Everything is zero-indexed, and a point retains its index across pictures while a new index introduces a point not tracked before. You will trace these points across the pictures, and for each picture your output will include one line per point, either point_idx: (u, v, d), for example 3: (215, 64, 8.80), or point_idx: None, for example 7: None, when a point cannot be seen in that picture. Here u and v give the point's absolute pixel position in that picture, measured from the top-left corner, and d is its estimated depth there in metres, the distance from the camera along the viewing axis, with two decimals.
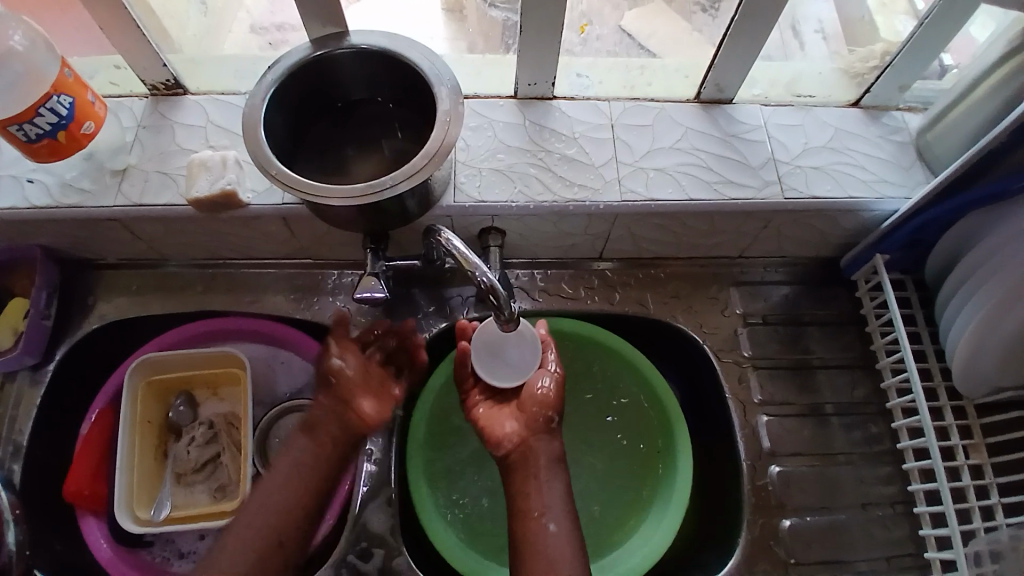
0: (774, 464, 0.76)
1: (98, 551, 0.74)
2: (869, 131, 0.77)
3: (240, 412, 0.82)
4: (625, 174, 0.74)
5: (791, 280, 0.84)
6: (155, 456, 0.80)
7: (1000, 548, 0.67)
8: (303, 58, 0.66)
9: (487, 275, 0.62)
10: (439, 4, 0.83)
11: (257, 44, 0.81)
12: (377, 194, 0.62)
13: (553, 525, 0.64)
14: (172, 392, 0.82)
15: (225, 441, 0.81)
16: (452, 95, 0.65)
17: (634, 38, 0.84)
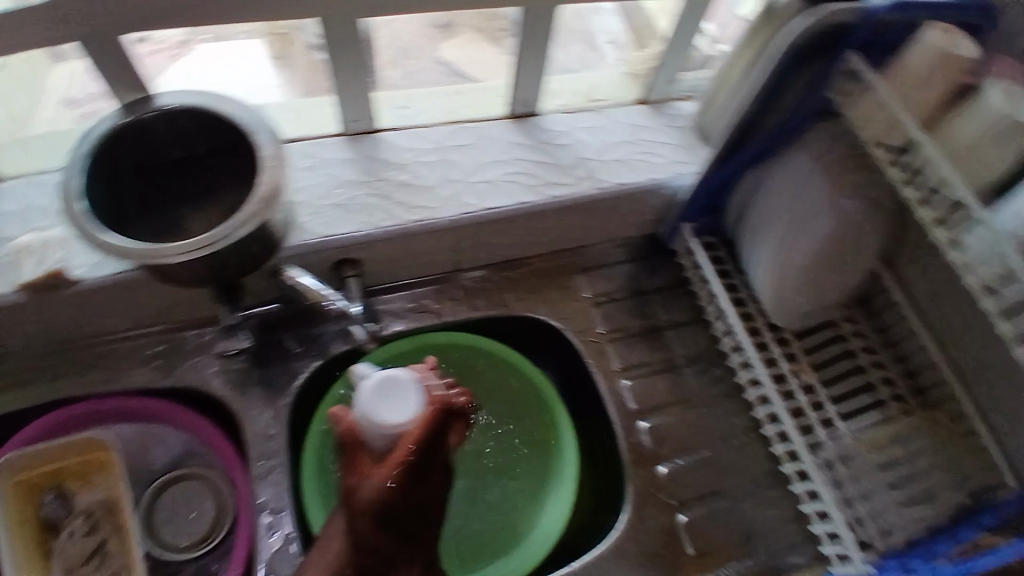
0: (642, 420, 0.83)
1: None
2: (657, 122, 0.91)
3: (118, 494, 0.77)
4: (459, 189, 0.81)
5: (627, 258, 0.95)
6: (38, 557, 0.75)
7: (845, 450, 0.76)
8: (109, 127, 0.67)
9: (340, 302, 0.73)
10: (267, 52, 0.85)
11: (70, 118, 0.79)
12: (214, 243, 0.64)
13: None
14: (42, 489, 0.77)
15: (109, 527, 0.76)
16: (273, 140, 0.69)
17: (452, 66, 0.90)
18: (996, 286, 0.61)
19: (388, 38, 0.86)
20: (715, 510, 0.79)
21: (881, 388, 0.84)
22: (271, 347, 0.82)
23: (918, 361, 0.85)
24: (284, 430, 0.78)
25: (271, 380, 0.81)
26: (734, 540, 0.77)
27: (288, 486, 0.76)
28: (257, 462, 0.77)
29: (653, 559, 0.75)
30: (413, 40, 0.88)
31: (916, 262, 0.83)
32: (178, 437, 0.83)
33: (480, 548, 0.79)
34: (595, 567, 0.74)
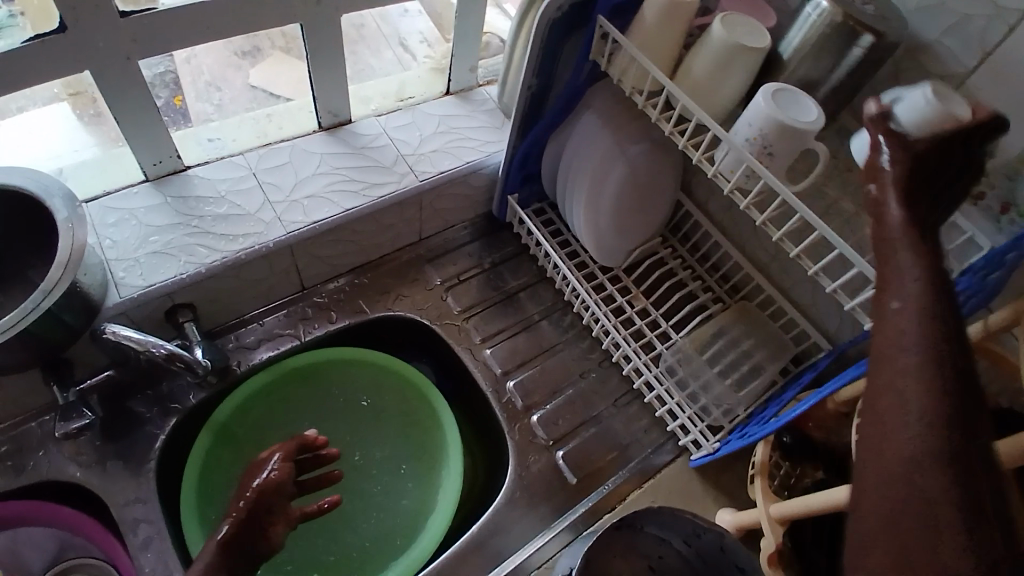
0: (510, 380, 0.90)
1: None
2: (465, 109, 0.98)
3: None
4: (282, 210, 0.82)
5: (471, 237, 1.01)
6: None
7: (684, 354, 0.85)
8: None
9: (166, 346, 0.70)
10: (75, 115, 0.82)
11: None
12: (24, 318, 0.61)
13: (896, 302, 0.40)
14: None
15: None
16: (69, 202, 0.67)
17: (265, 90, 0.92)
18: (746, 187, 0.69)
19: (193, 75, 0.85)
20: (588, 438, 0.87)
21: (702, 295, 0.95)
22: (123, 416, 0.79)
23: (727, 266, 0.97)
24: (152, 492, 0.76)
25: (129, 449, 0.77)
26: (609, 459, 0.86)
27: (172, 547, 0.73)
28: (128, 535, 0.73)
29: (542, 498, 0.82)
30: (220, 70, 0.87)
31: (704, 184, 0.94)
32: (42, 536, 0.75)
33: (387, 546, 0.80)
34: (494, 521, 0.80)
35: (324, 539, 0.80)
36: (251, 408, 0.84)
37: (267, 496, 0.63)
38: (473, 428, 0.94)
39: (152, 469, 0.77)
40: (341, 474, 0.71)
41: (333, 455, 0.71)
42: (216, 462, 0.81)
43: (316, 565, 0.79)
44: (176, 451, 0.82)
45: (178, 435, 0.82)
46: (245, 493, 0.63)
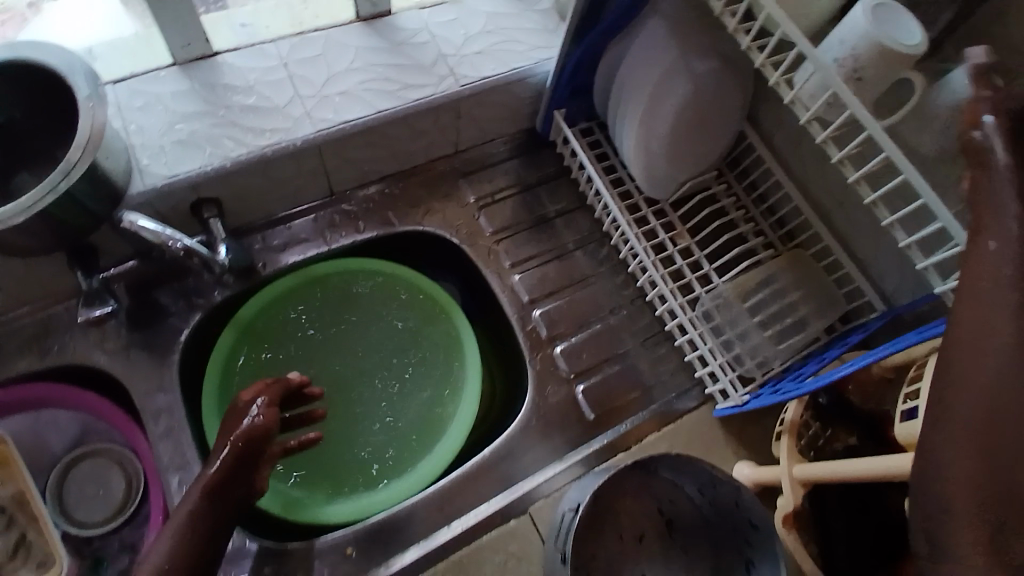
0: (536, 309, 0.87)
1: None
2: (518, 7, 0.88)
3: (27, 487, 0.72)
4: (312, 106, 0.76)
5: (510, 153, 0.94)
6: None
7: (723, 300, 0.80)
8: None
9: (183, 241, 0.68)
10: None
11: None
12: (39, 198, 0.59)
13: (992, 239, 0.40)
14: None
15: (25, 519, 0.72)
16: (92, 81, 0.64)
17: None
18: (827, 118, 0.60)
19: None
20: (610, 375, 0.85)
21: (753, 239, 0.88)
22: (148, 307, 0.79)
23: (785, 210, 0.89)
24: (174, 384, 0.77)
25: (154, 340, 0.78)
26: (630, 397, 0.84)
27: (191, 436, 0.76)
28: (150, 422, 0.75)
29: (557, 430, 0.82)
30: None
31: (774, 113, 0.84)
32: (66, 420, 0.79)
33: (403, 458, 0.81)
34: (507, 445, 0.80)
35: (337, 442, 0.82)
36: (274, 311, 0.84)
37: (255, 441, 0.60)
38: (494, 351, 0.92)
39: (175, 361, 0.78)
40: (324, 413, 0.72)
41: (316, 395, 0.74)
42: (240, 361, 0.82)
43: (334, 467, 0.81)
44: (200, 345, 0.82)
45: (202, 331, 0.82)
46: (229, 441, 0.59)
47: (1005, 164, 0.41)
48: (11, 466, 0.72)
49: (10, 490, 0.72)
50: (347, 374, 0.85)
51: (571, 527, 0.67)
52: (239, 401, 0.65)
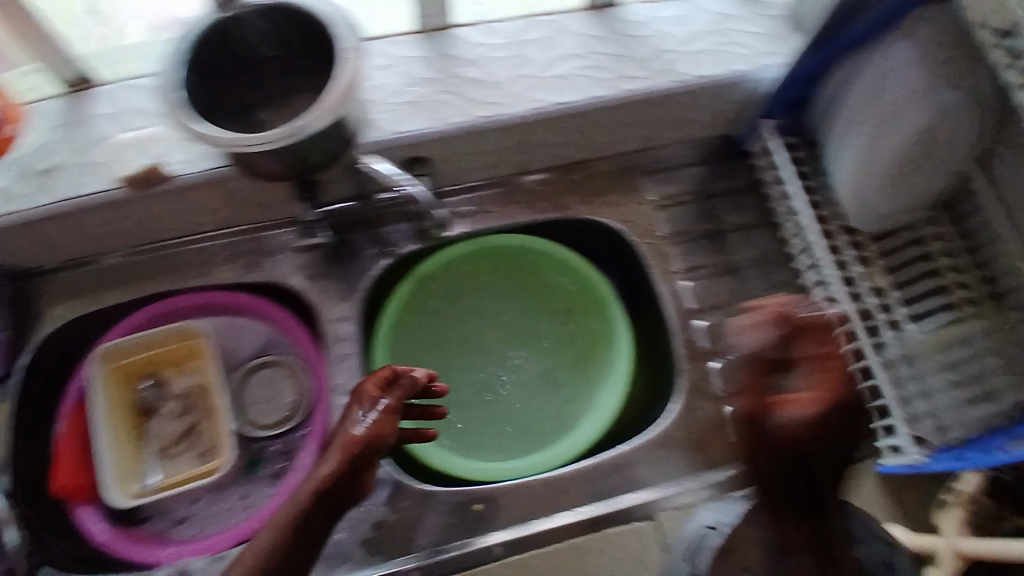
0: (701, 319, 0.85)
1: (96, 535, 0.73)
2: (746, 11, 0.89)
3: (207, 383, 0.81)
4: (531, 86, 0.81)
5: (696, 160, 0.93)
6: (133, 439, 0.78)
7: (909, 351, 0.76)
8: (209, 23, 0.70)
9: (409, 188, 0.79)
10: None
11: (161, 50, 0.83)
12: (296, 134, 0.68)
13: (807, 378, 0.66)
14: (141, 375, 0.81)
15: (200, 410, 0.80)
16: (349, 33, 0.71)
17: None
18: None
19: None
20: None
21: (958, 291, 0.78)
22: (346, 246, 0.87)
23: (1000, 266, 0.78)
24: (356, 317, 0.84)
25: (347, 274, 0.86)
26: None
27: (361, 368, 0.82)
28: (330, 346, 0.82)
29: (702, 444, 0.80)
30: None
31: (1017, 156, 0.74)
32: (254, 329, 0.85)
33: (543, 433, 0.83)
34: (647, 446, 0.79)
35: (485, 403, 0.84)
36: (451, 269, 0.88)
37: (367, 451, 0.60)
38: (647, 352, 0.90)
39: (361, 296, 0.85)
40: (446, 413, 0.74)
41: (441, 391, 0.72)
42: (413, 310, 0.87)
43: (478, 426, 0.83)
44: (381, 289, 0.89)
45: (386, 276, 0.89)
46: (343, 445, 0.60)
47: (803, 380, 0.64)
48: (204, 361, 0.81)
49: (193, 382, 0.81)
50: (503, 342, 0.88)
51: (712, 546, 0.66)
52: (360, 394, 0.65)
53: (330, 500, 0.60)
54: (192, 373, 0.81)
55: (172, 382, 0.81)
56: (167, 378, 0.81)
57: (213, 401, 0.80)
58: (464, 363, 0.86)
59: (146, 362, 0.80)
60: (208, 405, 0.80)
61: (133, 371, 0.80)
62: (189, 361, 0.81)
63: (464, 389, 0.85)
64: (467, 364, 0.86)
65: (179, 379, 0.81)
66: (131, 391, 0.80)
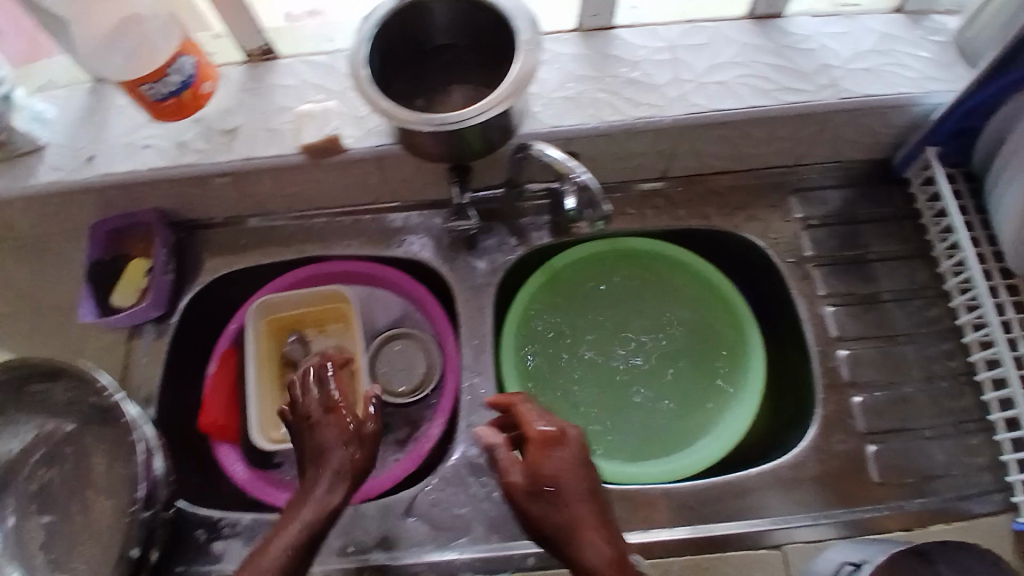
0: (843, 348, 0.82)
1: (234, 474, 0.78)
2: (913, 34, 0.86)
3: (347, 344, 0.87)
4: (689, 89, 0.80)
5: (843, 183, 0.91)
6: (278, 389, 0.84)
7: None
8: (401, 6, 0.74)
9: (580, 175, 0.72)
10: None
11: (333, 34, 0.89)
12: (467, 121, 0.71)
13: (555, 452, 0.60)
14: (288, 333, 0.88)
15: (339, 368, 0.85)
16: (531, 28, 0.73)
17: None
18: None
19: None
20: (906, 443, 0.79)
21: None
22: (486, 231, 0.89)
23: None
24: (490, 303, 0.86)
25: (484, 260, 0.88)
26: (922, 471, 0.78)
27: (490, 352, 0.84)
28: (464, 327, 0.85)
29: (834, 476, 0.77)
30: None
31: None
32: (394, 302, 0.92)
33: (665, 440, 0.82)
34: (774, 473, 0.77)
35: (607, 402, 0.84)
36: (583, 268, 0.89)
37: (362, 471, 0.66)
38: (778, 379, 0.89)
39: (496, 283, 0.87)
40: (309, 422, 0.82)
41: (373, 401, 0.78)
42: (543, 303, 0.88)
43: (601, 424, 0.83)
44: (513, 278, 0.91)
45: (520, 266, 0.91)
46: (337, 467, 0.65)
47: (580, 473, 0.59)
48: (348, 324, 0.88)
49: (334, 343, 0.87)
50: (629, 345, 0.87)
51: None
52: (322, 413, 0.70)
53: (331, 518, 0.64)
54: (335, 334, 0.88)
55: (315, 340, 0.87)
56: (311, 336, 0.88)
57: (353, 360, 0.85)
58: (589, 361, 0.87)
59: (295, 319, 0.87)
60: (346, 364, 0.85)
61: (282, 327, 0.87)
62: (333, 323, 0.88)
63: (587, 386, 0.85)
64: (592, 363, 0.87)
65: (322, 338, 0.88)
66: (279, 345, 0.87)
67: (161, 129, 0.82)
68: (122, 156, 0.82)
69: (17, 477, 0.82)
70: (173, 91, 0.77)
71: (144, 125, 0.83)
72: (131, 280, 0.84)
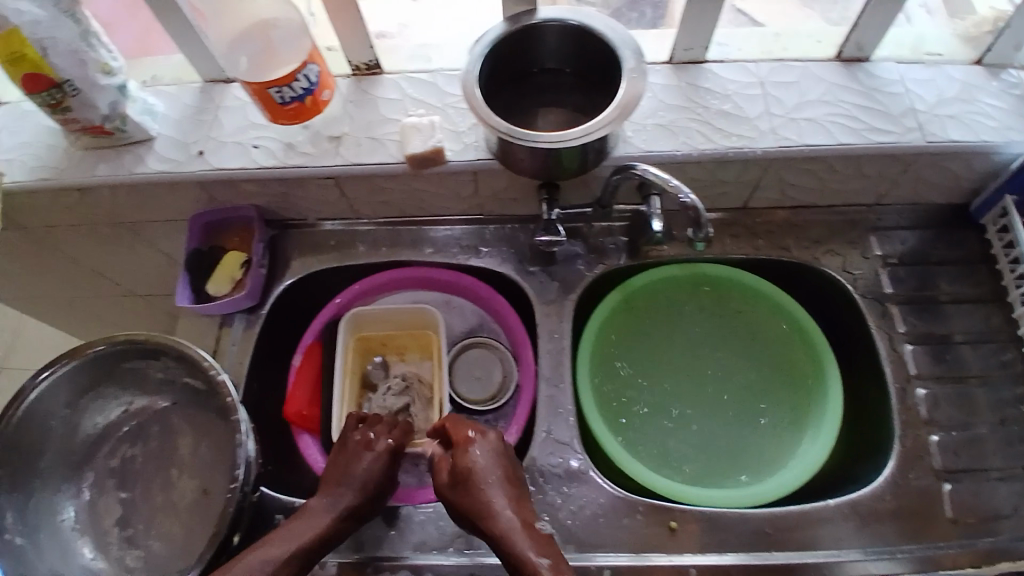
0: (919, 387, 0.83)
1: (315, 463, 0.83)
2: (993, 85, 0.87)
3: (427, 372, 0.92)
4: (779, 124, 0.83)
5: (916, 225, 0.93)
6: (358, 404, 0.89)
7: None
8: (515, 29, 0.79)
9: (689, 196, 0.72)
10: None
11: (431, 52, 0.93)
12: (574, 141, 0.74)
13: (478, 450, 0.74)
14: (373, 354, 0.94)
15: (417, 395, 0.90)
16: (636, 55, 0.76)
17: (748, 16, 1.00)
18: None
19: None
20: (982, 484, 0.79)
21: None
22: (567, 245, 0.92)
23: None
24: (569, 318, 0.89)
25: (565, 275, 0.91)
26: (998, 517, 0.77)
27: (568, 366, 0.86)
28: (544, 339, 0.88)
29: (910, 516, 0.78)
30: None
31: None
32: (471, 312, 0.95)
33: (738, 466, 0.83)
34: (850, 508, 0.78)
35: (679, 424, 0.86)
36: (659, 290, 0.91)
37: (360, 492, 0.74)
38: (857, 414, 0.90)
39: (574, 299, 0.90)
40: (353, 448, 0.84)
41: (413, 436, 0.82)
42: (620, 321, 0.90)
43: (675, 448, 0.84)
44: (591, 295, 0.93)
45: (597, 284, 0.93)
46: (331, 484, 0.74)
47: (491, 473, 0.72)
48: (430, 354, 0.93)
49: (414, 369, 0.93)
50: (701, 371, 0.89)
51: None
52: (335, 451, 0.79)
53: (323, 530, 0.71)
54: (415, 362, 0.93)
55: (396, 365, 0.93)
56: (392, 361, 0.93)
57: (431, 389, 0.90)
58: (663, 383, 0.89)
59: (383, 342, 0.94)
60: (425, 393, 0.90)
61: (367, 347, 0.94)
62: (414, 351, 0.94)
63: (661, 407, 0.87)
64: (663, 384, 0.89)
65: (403, 363, 0.93)
66: (364, 364, 0.92)
67: (272, 130, 0.87)
68: (231, 153, 0.86)
69: (99, 454, 0.85)
70: (296, 97, 0.80)
71: (253, 127, 0.87)
72: (224, 271, 0.87)
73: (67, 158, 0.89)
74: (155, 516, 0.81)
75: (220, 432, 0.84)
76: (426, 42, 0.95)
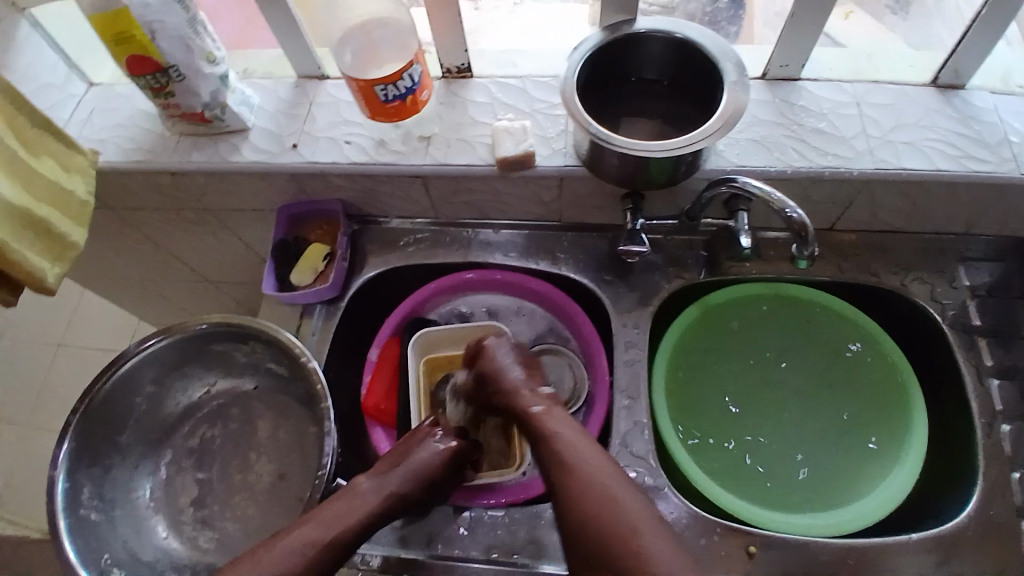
0: (1005, 423, 0.81)
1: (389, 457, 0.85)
2: None
3: None
4: (876, 145, 0.82)
5: (1005, 258, 0.90)
6: None
7: None
8: (616, 37, 0.79)
9: (798, 212, 0.72)
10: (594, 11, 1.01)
11: (520, 59, 0.94)
12: (676, 150, 0.73)
13: (503, 358, 0.77)
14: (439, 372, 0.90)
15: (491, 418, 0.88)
16: (738, 68, 0.76)
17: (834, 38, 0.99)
18: None
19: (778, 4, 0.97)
20: None
21: None
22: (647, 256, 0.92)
23: None
24: (645, 329, 0.88)
25: (642, 287, 0.91)
26: None
27: (644, 377, 0.85)
28: (620, 350, 0.87)
29: (994, 556, 0.75)
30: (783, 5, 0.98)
31: None
32: (540, 318, 0.95)
33: (818, 492, 0.81)
34: (934, 542, 0.75)
35: (753, 445, 0.85)
36: (738, 308, 0.90)
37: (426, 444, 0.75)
38: (937, 446, 0.87)
39: (651, 311, 0.89)
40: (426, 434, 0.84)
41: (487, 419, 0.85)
42: (697, 335, 0.89)
43: (750, 469, 0.83)
44: (666, 308, 0.93)
45: (673, 297, 0.92)
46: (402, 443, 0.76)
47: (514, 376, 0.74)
48: None
49: None
50: (776, 394, 0.88)
51: None
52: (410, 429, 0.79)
53: (399, 480, 0.72)
54: None
55: None
56: None
57: None
58: (737, 402, 0.87)
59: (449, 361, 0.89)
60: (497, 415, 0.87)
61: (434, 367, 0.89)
62: None
63: (735, 428, 0.86)
64: (737, 402, 0.87)
65: None
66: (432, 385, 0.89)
67: (364, 126, 0.89)
68: (323, 147, 0.88)
69: (175, 432, 0.86)
70: (398, 95, 0.81)
71: (347, 122, 0.89)
72: (308, 262, 0.89)
73: (162, 142, 0.92)
74: (229, 499, 0.82)
75: (297, 419, 0.86)
76: (515, 48, 0.96)
